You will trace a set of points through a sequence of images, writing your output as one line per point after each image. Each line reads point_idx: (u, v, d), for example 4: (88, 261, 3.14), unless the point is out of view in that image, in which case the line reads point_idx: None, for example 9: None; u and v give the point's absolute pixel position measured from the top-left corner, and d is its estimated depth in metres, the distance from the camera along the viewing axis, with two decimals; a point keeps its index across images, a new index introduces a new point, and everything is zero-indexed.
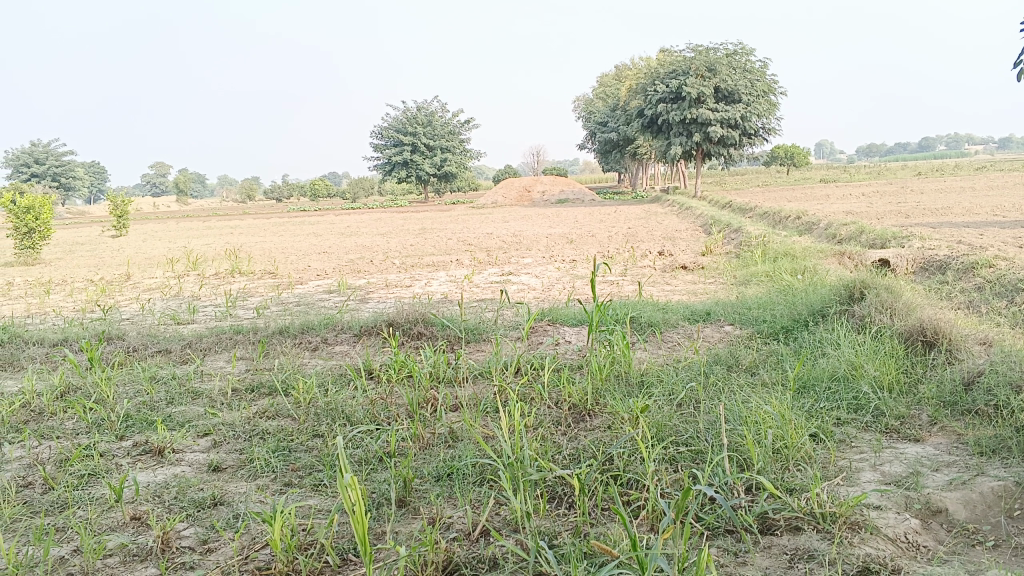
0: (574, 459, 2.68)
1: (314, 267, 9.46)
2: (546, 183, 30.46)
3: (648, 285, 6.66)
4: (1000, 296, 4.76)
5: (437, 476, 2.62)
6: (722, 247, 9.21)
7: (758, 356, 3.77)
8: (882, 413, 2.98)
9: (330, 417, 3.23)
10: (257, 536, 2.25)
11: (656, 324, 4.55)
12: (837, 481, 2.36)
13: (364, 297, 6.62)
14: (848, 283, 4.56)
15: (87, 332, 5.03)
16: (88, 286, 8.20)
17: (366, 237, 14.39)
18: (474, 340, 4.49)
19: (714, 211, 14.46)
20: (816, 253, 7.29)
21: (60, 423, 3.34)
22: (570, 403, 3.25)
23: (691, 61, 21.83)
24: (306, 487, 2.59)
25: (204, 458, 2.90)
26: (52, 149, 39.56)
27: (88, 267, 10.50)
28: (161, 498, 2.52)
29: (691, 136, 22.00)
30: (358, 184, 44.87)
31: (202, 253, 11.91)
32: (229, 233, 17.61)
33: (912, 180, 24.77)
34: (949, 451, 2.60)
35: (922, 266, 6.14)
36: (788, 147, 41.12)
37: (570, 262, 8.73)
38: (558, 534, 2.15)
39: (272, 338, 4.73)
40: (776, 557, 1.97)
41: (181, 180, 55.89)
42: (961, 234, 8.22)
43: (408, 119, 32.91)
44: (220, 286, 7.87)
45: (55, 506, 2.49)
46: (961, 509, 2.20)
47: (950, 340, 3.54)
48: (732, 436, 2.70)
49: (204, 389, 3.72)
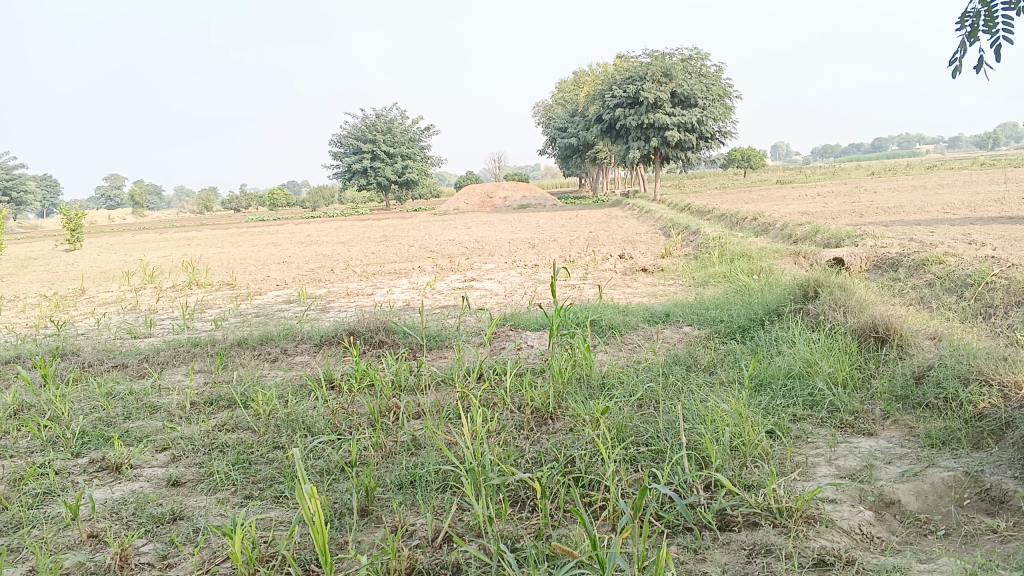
0: (536, 462, 2.70)
1: (274, 277, 9.38)
2: (507, 188, 30.51)
3: (608, 288, 6.72)
4: (949, 292, 4.89)
5: (399, 484, 2.62)
6: (681, 250, 9.32)
7: (716, 356, 3.83)
8: (837, 408, 3.04)
9: (291, 428, 3.21)
10: (217, 549, 2.23)
11: (617, 326, 4.60)
12: (793, 476, 2.40)
13: (324, 306, 6.58)
14: (802, 282, 4.65)
15: (40, 348, 4.92)
16: (41, 302, 8.02)
17: (326, 246, 14.28)
18: (436, 347, 4.49)
19: (673, 214, 14.62)
20: (772, 253, 7.41)
21: (13, 442, 3.27)
22: (532, 406, 3.27)
23: (647, 67, 22.06)
24: (266, 499, 2.56)
25: (163, 473, 2.86)
26: (2, 162, 38.65)
27: (41, 282, 10.28)
28: (118, 515, 2.49)
29: (649, 140, 22.24)
30: (319, 193, 44.49)
31: (158, 266, 11.75)
32: (186, 245, 17.36)
33: (865, 180, 25.29)
34: (901, 443, 2.67)
35: (875, 264, 6.28)
36: (745, 150, 41.72)
37: (532, 267, 8.77)
38: (520, 537, 2.17)
39: (230, 350, 4.68)
40: (735, 553, 2.00)
41: (137, 192, 54.94)
42: (912, 233, 8.42)
43: (367, 126, 32.79)
44: (178, 298, 7.76)
45: (9, 526, 2.44)
46: (913, 499, 2.26)
47: (901, 335, 3.63)
48: (692, 435, 2.74)
49: (162, 403, 3.67)
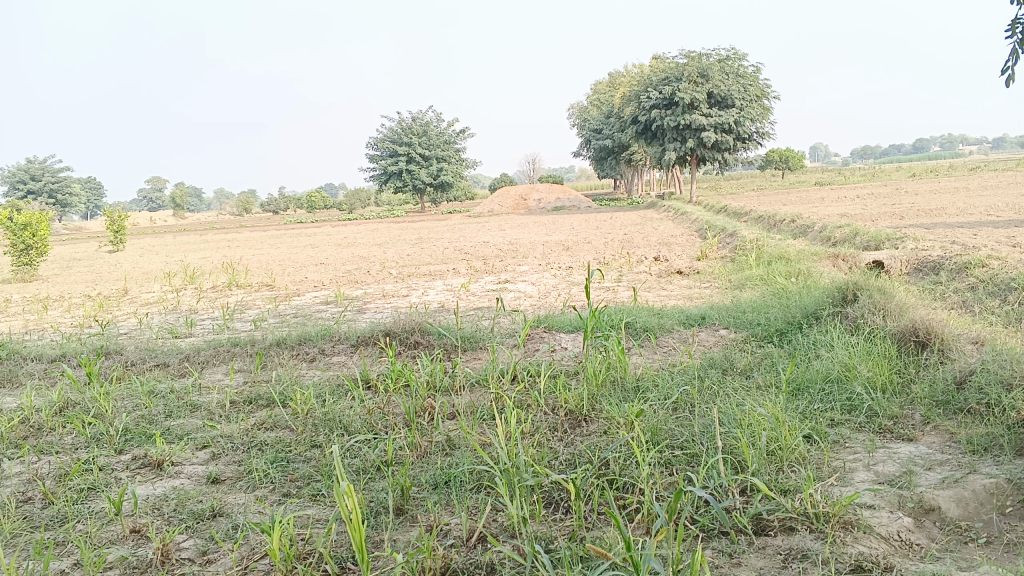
0: (570, 464, 2.71)
1: (311, 278, 9.49)
2: (542, 191, 30.52)
3: (643, 291, 6.70)
4: (992, 295, 4.80)
5: (434, 484, 2.64)
6: (717, 252, 9.26)
7: (752, 359, 3.80)
8: (876, 414, 3.00)
9: (328, 427, 3.25)
10: (256, 546, 2.27)
11: (652, 329, 4.58)
12: (830, 481, 2.38)
13: (360, 307, 6.64)
14: (841, 285, 4.59)
15: (85, 348, 5.04)
16: (85, 302, 8.21)
17: (362, 248, 14.44)
18: (471, 348, 4.52)
19: (709, 216, 14.52)
20: (810, 255, 7.33)
21: (59, 438, 3.36)
22: (566, 409, 3.27)
23: (683, 68, 21.92)
24: (304, 497, 2.60)
25: (203, 470, 2.92)
26: (48, 165, 39.61)
27: (86, 283, 10.51)
28: (160, 511, 2.54)
29: (685, 141, 22.09)
30: (355, 196, 44.88)
31: (199, 267, 11.93)
32: (226, 246, 17.64)
33: (907, 181, 24.88)
34: (941, 449, 2.63)
35: (915, 267, 6.18)
36: (783, 151, 41.24)
37: (567, 269, 8.76)
38: (555, 538, 2.17)
39: (269, 350, 4.75)
40: (770, 558, 1.99)
41: (177, 195, 55.73)
42: (955, 235, 8.26)
43: (403, 129, 33.02)
44: (218, 299, 7.89)
45: (55, 520, 2.51)
46: (953, 506, 2.22)
47: (942, 340, 3.57)
48: (727, 438, 2.72)
49: (202, 401, 3.74)
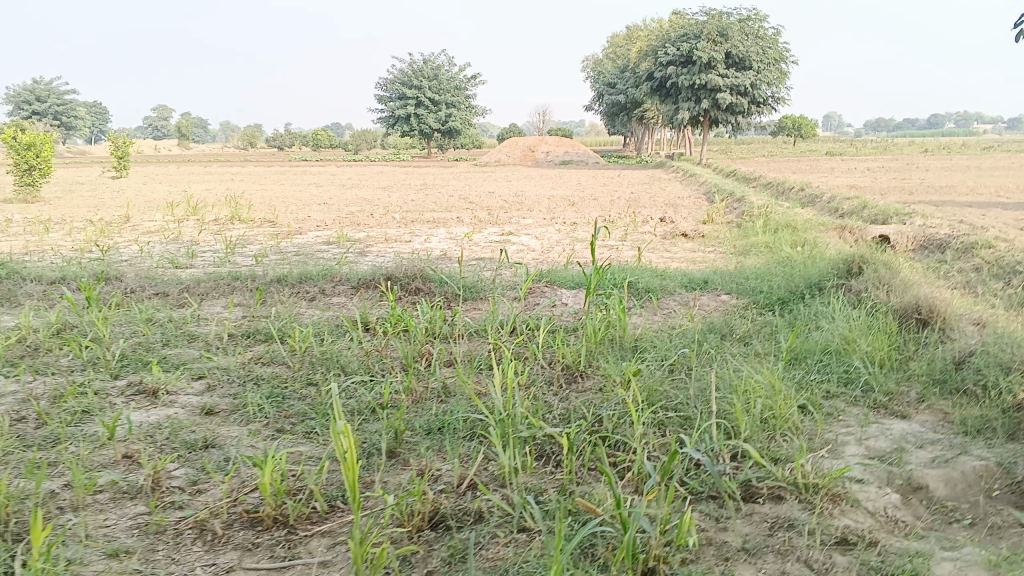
0: (564, 419, 2.72)
1: (314, 217, 9.44)
2: (551, 143, 30.25)
3: (647, 251, 6.67)
4: (997, 278, 4.78)
5: (427, 429, 2.65)
6: (723, 217, 9.21)
7: (753, 326, 3.79)
8: (872, 388, 3.00)
9: (325, 366, 3.26)
10: (246, 479, 2.28)
11: (654, 290, 4.57)
12: (821, 452, 2.39)
13: (363, 250, 6.60)
14: (847, 258, 4.57)
15: (85, 272, 5.02)
16: (87, 226, 8.17)
17: (367, 190, 14.34)
18: (471, 298, 4.50)
19: (718, 180, 14.41)
20: (817, 226, 7.28)
21: (55, 359, 3.36)
22: (563, 363, 3.28)
23: (703, 26, 21.54)
24: (297, 434, 2.62)
25: (197, 401, 2.93)
26: (54, 86, 39.13)
27: (89, 207, 10.46)
28: (153, 438, 2.55)
29: (699, 102, 21.79)
30: (362, 137, 44.55)
31: (202, 199, 11.86)
32: (230, 179, 17.54)
33: (919, 157, 24.66)
34: (935, 428, 2.63)
35: (922, 244, 6.13)
36: (796, 118, 40.75)
37: (571, 224, 8.72)
38: (544, 491, 2.19)
39: (269, 286, 4.74)
40: (756, 524, 2.01)
41: (184, 124, 55.11)
42: (964, 215, 8.19)
43: (414, 72, 32.62)
44: (220, 232, 7.85)
45: (48, 441, 2.53)
46: (942, 486, 2.23)
47: (944, 319, 3.55)
48: (722, 404, 2.73)
49: (200, 332, 3.75)
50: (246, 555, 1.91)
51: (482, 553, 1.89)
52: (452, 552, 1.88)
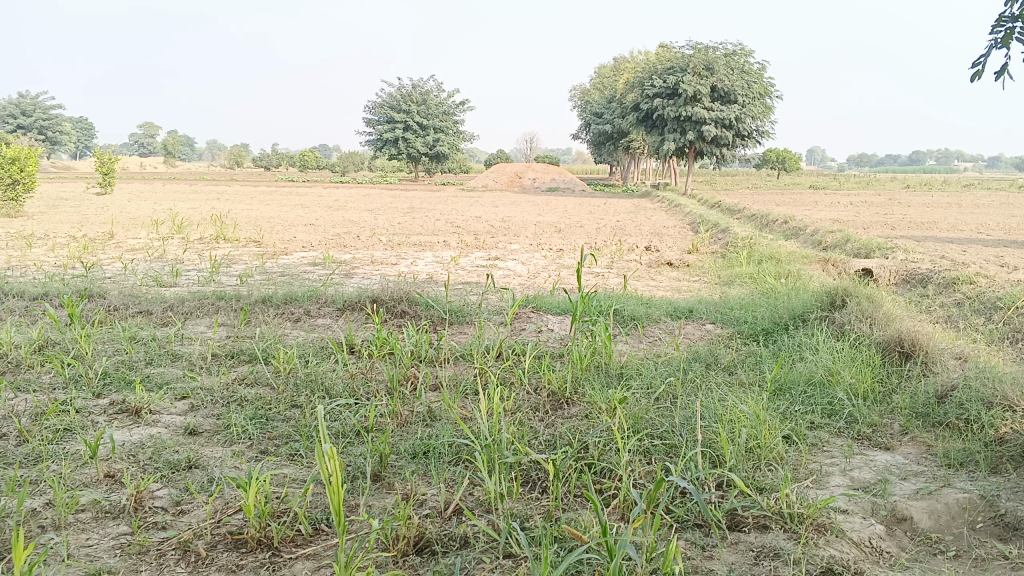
0: (550, 445, 2.71)
1: (300, 238, 9.42)
2: (538, 170, 30.43)
3: (633, 279, 6.70)
4: (977, 313, 4.84)
5: (413, 453, 2.64)
6: (708, 247, 9.29)
7: (737, 356, 3.81)
8: (855, 420, 3.03)
9: (310, 387, 3.24)
10: (230, 501, 2.26)
11: (639, 318, 4.59)
12: (806, 483, 2.40)
13: (349, 272, 6.59)
14: (830, 290, 4.62)
15: (68, 288, 4.98)
16: (70, 242, 8.11)
17: (354, 212, 14.34)
18: (457, 322, 4.50)
19: (703, 210, 14.53)
20: (801, 258, 7.35)
21: (36, 376, 3.33)
22: (549, 389, 3.28)
23: (689, 59, 21.85)
24: (281, 456, 2.60)
25: (180, 421, 2.90)
26: (41, 101, 38.98)
27: (72, 223, 10.39)
28: (135, 457, 2.53)
29: (685, 133, 22.03)
30: (349, 159, 44.65)
31: (187, 217, 11.82)
32: (216, 198, 17.49)
33: (900, 193, 25.04)
34: (918, 461, 2.65)
35: (904, 278, 6.21)
36: (780, 152, 41.23)
37: (557, 251, 8.76)
38: (531, 517, 2.18)
39: (254, 306, 4.72)
40: (742, 554, 2.01)
41: (170, 143, 54.97)
42: (944, 250, 8.31)
43: (403, 97, 32.80)
44: (205, 251, 7.82)
45: (28, 459, 2.49)
46: (925, 518, 2.24)
47: (926, 352, 3.59)
48: (707, 433, 2.74)
49: (184, 352, 3.72)
50: None
51: None
52: None
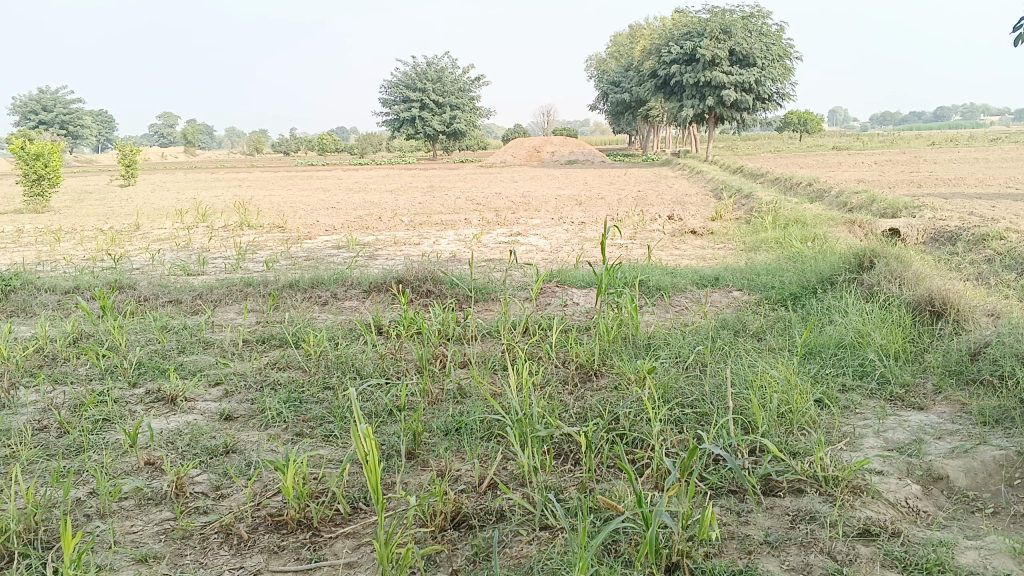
0: (581, 417, 2.73)
1: (323, 222, 9.45)
2: (556, 144, 30.27)
3: (657, 249, 6.67)
4: (1009, 269, 4.76)
5: (445, 430, 2.66)
6: (731, 213, 9.20)
7: (765, 322, 3.79)
8: (887, 381, 3.01)
9: (341, 369, 3.27)
10: (269, 483, 2.29)
11: (665, 288, 4.57)
12: (840, 446, 2.39)
13: (372, 254, 6.62)
14: (857, 252, 4.56)
15: (99, 281, 5.05)
16: (97, 235, 8.21)
17: (374, 193, 14.37)
18: (483, 300, 4.51)
19: (726, 176, 14.38)
20: (827, 220, 7.26)
21: (73, 368, 3.39)
22: (577, 362, 3.28)
23: (706, 24, 21.52)
24: (317, 437, 2.63)
25: (216, 407, 2.95)
26: (60, 96, 39.29)
27: (98, 216, 10.51)
28: (174, 444, 2.57)
29: (704, 99, 21.75)
30: (367, 141, 44.72)
31: (210, 205, 11.91)
32: (237, 185, 17.59)
33: (925, 149, 24.61)
34: (952, 420, 2.63)
35: (932, 236, 6.12)
36: (801, 113, 40.58)
37: (579, 224, 8.72)
38: (565, 489, 2.20)
39: (282, 292, 4.76)
40: (778, 518, 2.01)
41: (190, 132, 55.10)
42: (973, 206, 8.17)
43: (418, 76, 32.70)
44: (230, 238, 7.88)
45: (70, 449, 2.55)
46: (961, 476, 2.23)
47: (958, 311, 3.55)
48: (738, 399, 2.74)
49: (215, 339, 3.77)
50: (273, 558, 1.93)
51: (507, 551, 1.90)
52: (477, 550, 1.90)
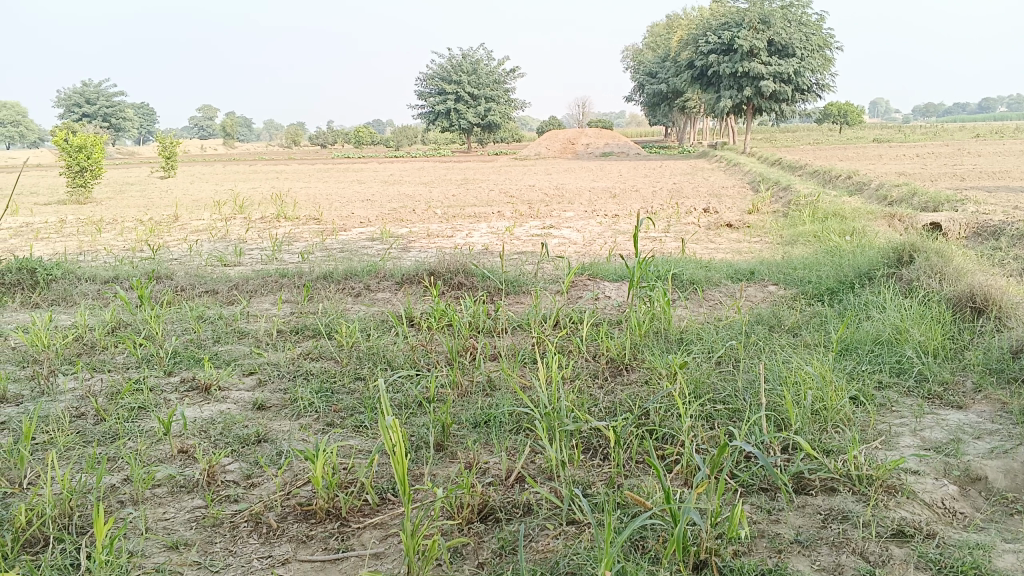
0: (610, 412, 2.71)
1: (358, 214, 9.52)
2: (591, 136, 30.12)
3: (691, 242, 6.60)
4: None
5: (474, 423, 2.66)
6: (768, 207, 9.08)
7: (801, 317, 3.73)
8: (925, 379, 2.94)
9: (372, 360, 3.29)
10: (299, 473, 2.31)
11: (699, 282, 4.52)
12: (875, 444, 2.34)
13: (406, 246, 6.65)
14: (896, 246, 4.47)
15: (137, 271, 5.14)
16: (137, 226, 8.35)
17: (410, 186, 14.45)
18: (514, 292, 4.50)
19: (763, 169, 14.20)
20: (866, 214, 7.12)
21: (111, 357, 3.45)
22: (608, 356, 3.26)
23: (744, 14, 21.21)
24: (347, 428, 2.65)
25: (249, 396, 2.98)
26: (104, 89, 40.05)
27: (139, 207, 10.70)
28: (207, 433, 2.61)
29: (742, 90, 21.47)
30: (403, 133, 44.97)
31: (248, 197, 12.06)
32: (275, 177, 17.81)
33: (969, 142, 24.08)
34: (992, 419, 2.56)
35: (975, 231, 5.96)
36: (841, 105, 39.91)
37: (613, 217, 8.67)
38: (593, 484, 2.19)
39: (316, 283, 4.79)
40: (810, 517, 1.98)
41: (229, 124, 55.73)
42: (1018, 200, 7.97)
43: (454, 68, 32.77)
44: (266, 230, 7.96)
45: (106, 437, 2.59)
46: (1001, 477, 2.17)
47: (1000, 307, 3.46)
48: (771, 396, 2.70)
49: (249, 329, 3.81)
50: (301, 547, 1.94)
51: (532, 545, 1.90)
52: (503, 543, 1.89)
